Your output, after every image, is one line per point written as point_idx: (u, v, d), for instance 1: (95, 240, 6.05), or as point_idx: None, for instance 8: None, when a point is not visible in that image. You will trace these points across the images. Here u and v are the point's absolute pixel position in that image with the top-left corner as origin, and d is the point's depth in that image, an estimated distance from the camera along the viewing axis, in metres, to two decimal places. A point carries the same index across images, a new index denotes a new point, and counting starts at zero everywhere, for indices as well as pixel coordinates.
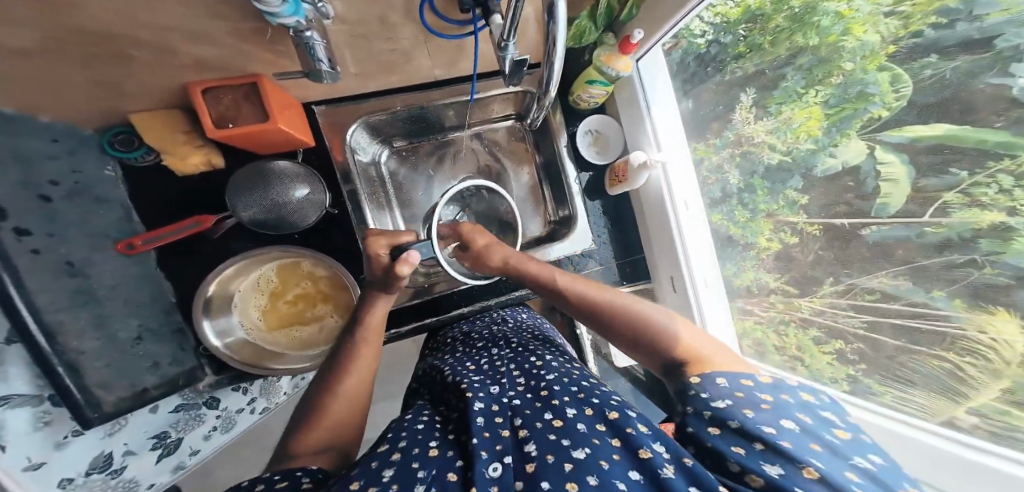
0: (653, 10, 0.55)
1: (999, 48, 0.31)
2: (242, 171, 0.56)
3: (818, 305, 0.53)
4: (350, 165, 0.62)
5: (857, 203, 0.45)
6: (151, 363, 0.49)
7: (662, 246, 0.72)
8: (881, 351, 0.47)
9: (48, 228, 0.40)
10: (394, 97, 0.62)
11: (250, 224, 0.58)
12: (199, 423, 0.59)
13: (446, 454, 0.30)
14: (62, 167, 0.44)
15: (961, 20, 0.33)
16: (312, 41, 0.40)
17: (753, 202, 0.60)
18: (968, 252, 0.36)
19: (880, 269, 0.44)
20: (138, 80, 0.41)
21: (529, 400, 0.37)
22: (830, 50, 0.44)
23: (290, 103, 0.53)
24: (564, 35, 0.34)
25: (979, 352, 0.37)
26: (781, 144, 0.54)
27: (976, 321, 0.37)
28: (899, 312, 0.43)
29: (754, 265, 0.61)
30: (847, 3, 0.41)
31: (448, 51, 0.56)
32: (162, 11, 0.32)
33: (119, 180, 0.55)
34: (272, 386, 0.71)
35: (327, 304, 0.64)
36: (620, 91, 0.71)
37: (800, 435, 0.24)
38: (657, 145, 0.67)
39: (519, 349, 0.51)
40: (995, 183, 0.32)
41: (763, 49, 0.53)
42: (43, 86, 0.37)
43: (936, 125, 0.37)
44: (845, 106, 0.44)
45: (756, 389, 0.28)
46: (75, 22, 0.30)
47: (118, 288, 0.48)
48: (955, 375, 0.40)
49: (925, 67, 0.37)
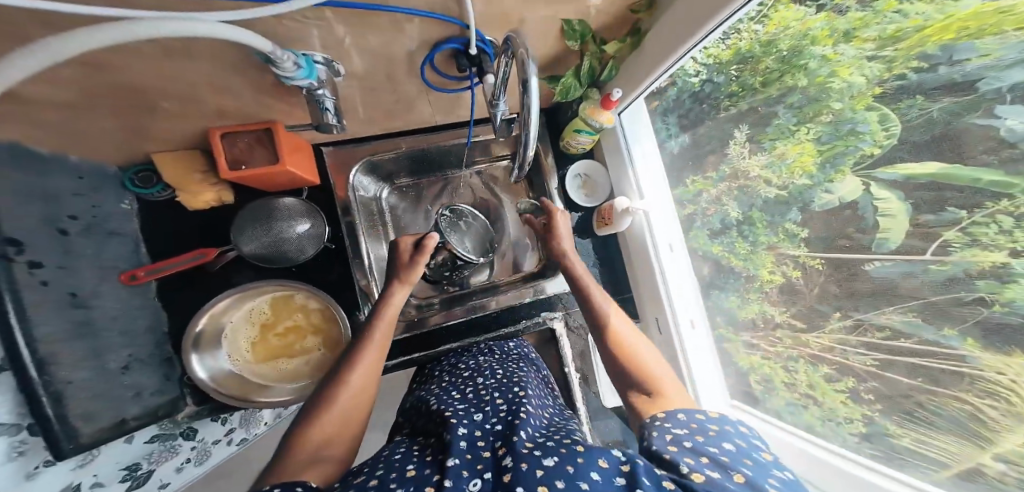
0: (628, 74, 0.60)
1: (982, 91, 0.33)
2: (246, 206, 0.60)
3: (827, 341, 0.51)
4: (351, 200, 0.67)
5: (858, 237, 0.45)
6: (134, 393, 0.49)
7: (647, 281, 0.77)
8: (897, 390, 0.44)
9: (61, 260, 0.42)
10: (398, 140, 0.69)
11: (251, 258, 0.61)
12: (173, 455, 0.56)
13: (422, 473, 0.32)
14: (83, 203, 0.47)
15: (942, 64, 0.35)
16: (323, 97, 0.44)
17: (753, 235, 0.60)
18: (973, 289, 0.35)
19: (890, 304, 0.43)
20: (164, 124, 0.46)
21: (507, 425, 0.39)
22: (818, 90, 0.47)
23: (297, 146, 0.57)
24: (537, 111, 0.36)
25: (1001, 394, 0.35)
26: (776, 178, 0.55)
27: (993, 362, 0.35)
28: (911, 350, 0.42)
29: (760, 298, 0.60)
30: (831, 47, 0.43)
31: (446, 100, 0.61)
32: (188, 67, 0.36)
33: (133, 214, 0.58)
34: (253, 417, 0.67)
35: (316, 336, 0.63)
36: (607, 139, 0.79)
37: (735, 452, 0.31)
38: (639, 193, 0.75)
39: (506, 378, 0.52)
40: (995, 222, 0.33)
41: (756, 89, 0.56)
42: (77, 131, 0.42)
43: (930, 164, 0.37)
44: (837, 143, 0.46)
45: (706, 420, 0.35)
46: (106, 78, 0.34)
47: (117, 319, 0.49)
48: (978, 419, 0.37)
49: (911, 107, 0.38)
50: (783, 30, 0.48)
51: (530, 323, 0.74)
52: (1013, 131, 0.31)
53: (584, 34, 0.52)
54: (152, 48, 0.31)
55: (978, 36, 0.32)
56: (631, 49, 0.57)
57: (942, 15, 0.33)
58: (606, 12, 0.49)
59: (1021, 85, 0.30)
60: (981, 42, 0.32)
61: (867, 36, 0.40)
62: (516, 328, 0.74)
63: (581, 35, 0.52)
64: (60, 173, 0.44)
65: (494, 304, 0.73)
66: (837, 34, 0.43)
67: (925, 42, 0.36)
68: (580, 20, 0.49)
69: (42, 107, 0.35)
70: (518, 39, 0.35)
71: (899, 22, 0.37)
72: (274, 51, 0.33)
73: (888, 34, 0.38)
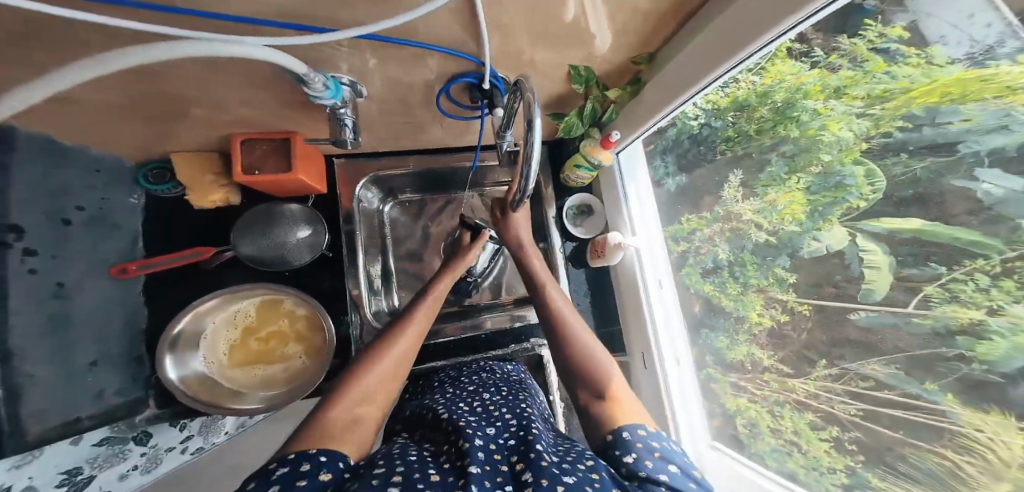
0: (627, 118, 0.65)
1: (961, 153, 0.35)
2: (253, 212, 0.65)
3: (812, 388, 0.51)
4: (354, 210, 0.72)
5: (846, 286, 0.46)
6: (95, 392, 0.51)
7: (636, 320, 0.81)
8: (880, 442, 0.44)
9: (53, 250, 0.47)
10: (407, 158, 0.74)
11: (248, 261, 0.65)
12: (120, 460, 0.53)
13: (446, 479, 0.31)
14: (92, 196, 0.54)
15: (925, 125, 0.37)
16: (344, 115, 0.48)
17: (744, 277, 0.61)
18: (955, 347, 0.36)
19: (872, 356, 0.43)
20: (183, 132, 0.52)
21: (519, 442, 0.39)
22: (809, 142, 0.50)
23: (312, 156, 0.63)
24: (537, 155, 0.40)
25: (979, 451, 0.34)
26: (766, 223, 0.57)
27: (970, 418, 0.35)
28: (892, 401, 0.42)
29: (748, 340, 0.61)
30: (822, 102, 0.46)
31: (458, 126, 0.67)
32: (208, 87, 0.41)
33: (140, 208, 0.64)
34: (214, 424, 0.64)
35: (298, 343, 0.64)
36: (604, 176, 0.86)
37: (680, 477, 0.33)
38: (631, 229, 0.81)
39: (511, 397, 0.53)
40: (973, 280, 0.34)
41: (751, 135, 0.59)
42: (94, 132, 0.47)
43: (910, 219, 0.39)
44: (825, 194, 0.48)
45: (649, 438, 0.37)
46: (147, 82, 0.38)
47: (92, 315, 0.52)
48: (956, 476, 0.37)
49: (896, 164, 0.40)
50: (779, 83, 0.51)
51: (518, 348, 0.75)
52: (989, 194, 0.33)
53: (589, 79, 0.56)
54: (196, 63, 0.35)
55: (961, 101, 0.33)
56: (630, 96, 0.61)
57: (928, 79, 0.35)
58: (608, 59, 0.52)
59: (999, 150, 0.32)
60: (964, 107, 0.33)
61: (856, 94, 0.43)
62: (502, 352, 0.74)
63: (586, 79, 0.56)
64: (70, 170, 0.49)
65: (490, 323, 0.77)
66: (828, 90, 0.46)
67: (909, 104, 0.38)
68: (585, 67, 0.53)
69: (68, 112, 0.40)
70: (527, 85, 0.38)
71: (886, 83, 0.39)
72: (309, 72, 0.36)
73: (877, 93, 0.41)
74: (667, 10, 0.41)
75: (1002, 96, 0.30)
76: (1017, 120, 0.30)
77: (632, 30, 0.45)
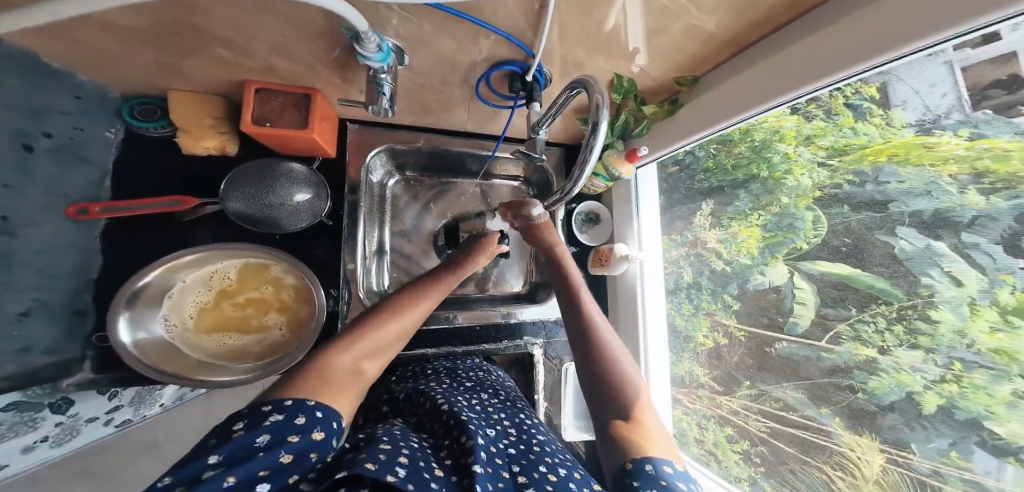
0: (660, 133, 0.65)
1: (891, 211, 0.40)
2: (252, 165, 0.64)
3: (734, 405, 0.59)
4: (361, 180, 0.72)
5: (777, 318, 0.52)
6: (22, 347, 0.47)
7: (627, 331, 0.76)
8: (778, 457, 0.53)
9: (4, 179, 0.44)
10: (419, 135, 0.76)
11: (233, 216, 0.64)
12: (29, 430, 0.48)
13: (448, 477, 0.35)
14: (65, 123, 0.52)
15: (868, 183, 0.42)
16: (384, 81, 0.49)
17: (697, 299, 0.67)
18: (848, 378, 0.44)
19: (786, 380, 0.51)
20: (194, 73, 0.53)
21: (522, 452, 0.44)
22: (775, 184, 0.53)
23: (328, 116, 0.64)
24: (597, 153, 0.46)
25: (849, 468, 0.45)
26: (726, 253, 0.62)
27: (850, 441, 0.44)
28: (797, 422, 0.50)
29: (690, 357, 0.67)
30: (793, 147, 0.49)
31: (484, 112, 0.69)
32: (220, 23, 0.41)
33: (115, 143, 0.62)
34: (149, 396, 0.64)
35: (279, 313, 0.65)
36: (619, 188, 0.80)
37: None
38: (638, 243, 0.77)
39: (507, 403, 0.58)
40: (874, 322, 0.41)
41: (726, 170, 0.61)
42: (95, 56, 0.46)
43: (839, 265, 0.45)
44: (777, 233, 0.53)
45: (674, 477, 0.34)
46: (188, 14, 0.38)
47: (38, 256, 0.49)
48: (828, 486, 0.47)
49: (838, 215, 0.46)
50: (761, 123, 0.51)
51: (510, 345, 0.77)
52: (903, 250, 0.39)
53: (629, 91, 0.58)
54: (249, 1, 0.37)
55: (901, 164, 0.39)
56: (665, 115, 0.62)
57: (884, 139, 0.40)
58: (652, 74, 0.55)
59: (918, 214, 0.38)
60: (903, 170, 0.39)
61: (821, 145, 0.47)
62: (496, 347, 0.76)
63: (626, 91, 0.58)
64: (53, 95, 0.48)
65: (462, 317, 0.75)
66: (800, 137, 0.48)
67: (862, 161, 0.43)
68: (628, 79, 0.56)
69: (65, 31, 0.39)
70: (595, 85, 0.42)
71: (849, 137, 0.43)
72: (367, 31, 0.37)
73: (838, 146, 0.45)
74: (727, 41, 0.45)
75: (936, 165, 0.37)
76: (940, 188, 0.36)
77: (686, 53, 0.48)
